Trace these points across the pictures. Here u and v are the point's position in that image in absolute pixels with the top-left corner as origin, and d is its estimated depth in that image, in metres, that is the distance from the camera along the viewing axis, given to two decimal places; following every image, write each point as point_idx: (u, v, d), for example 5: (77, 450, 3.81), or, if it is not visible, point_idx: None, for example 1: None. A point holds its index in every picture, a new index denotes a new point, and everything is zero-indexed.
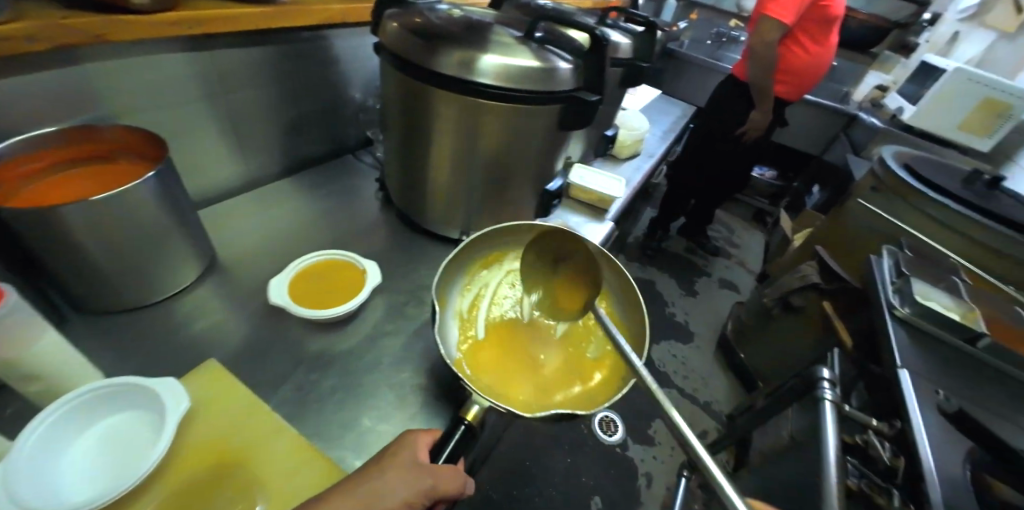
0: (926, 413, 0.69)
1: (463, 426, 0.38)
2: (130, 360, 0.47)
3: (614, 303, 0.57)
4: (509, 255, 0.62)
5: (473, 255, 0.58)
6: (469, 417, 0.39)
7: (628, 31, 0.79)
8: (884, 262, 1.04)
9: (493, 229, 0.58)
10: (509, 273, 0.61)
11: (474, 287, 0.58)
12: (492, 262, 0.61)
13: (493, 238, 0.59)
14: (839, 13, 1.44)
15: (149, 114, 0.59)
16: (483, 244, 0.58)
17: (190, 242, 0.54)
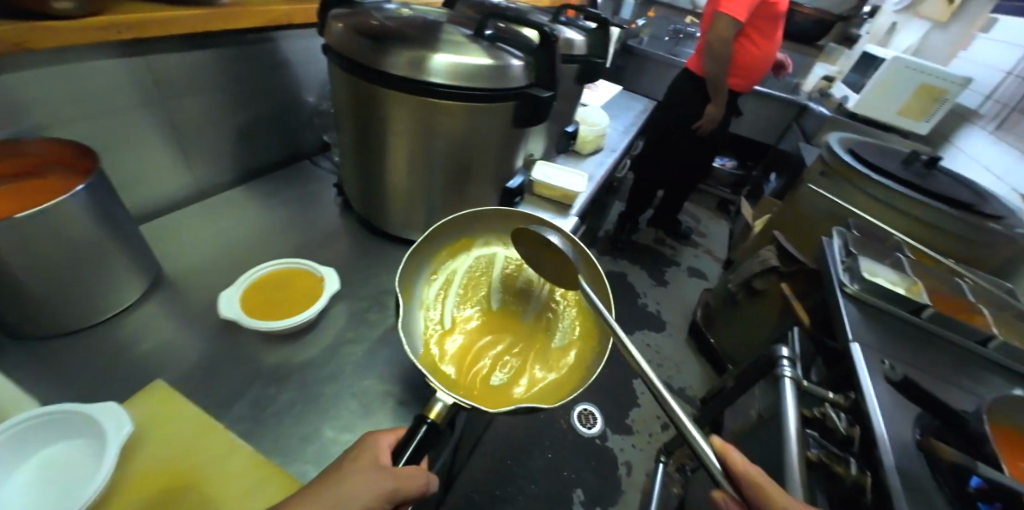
0: (876, 383, 0.73)
1: (426, 425, 0.38)
2: (65, 388, 0.44)
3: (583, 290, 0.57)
4: (477, 240, 0.61)
5: (440, 242, 0.57)
6: (432, 415, 0.38)
7: (581, 28, 0.81)
8: (834, 243, 1.10)
9: (458, 215, 0.57)
10: (478, 259, 0.60)
11: (442, 273, 0.57)
12: (460, 248, 0.60)
13: (460, 222, 0.58)
14: (783, 9, 1.51)
15: (81, 124, 0.55)
16: (450, 230, 0.57)
17: (131, 259, 0.51)
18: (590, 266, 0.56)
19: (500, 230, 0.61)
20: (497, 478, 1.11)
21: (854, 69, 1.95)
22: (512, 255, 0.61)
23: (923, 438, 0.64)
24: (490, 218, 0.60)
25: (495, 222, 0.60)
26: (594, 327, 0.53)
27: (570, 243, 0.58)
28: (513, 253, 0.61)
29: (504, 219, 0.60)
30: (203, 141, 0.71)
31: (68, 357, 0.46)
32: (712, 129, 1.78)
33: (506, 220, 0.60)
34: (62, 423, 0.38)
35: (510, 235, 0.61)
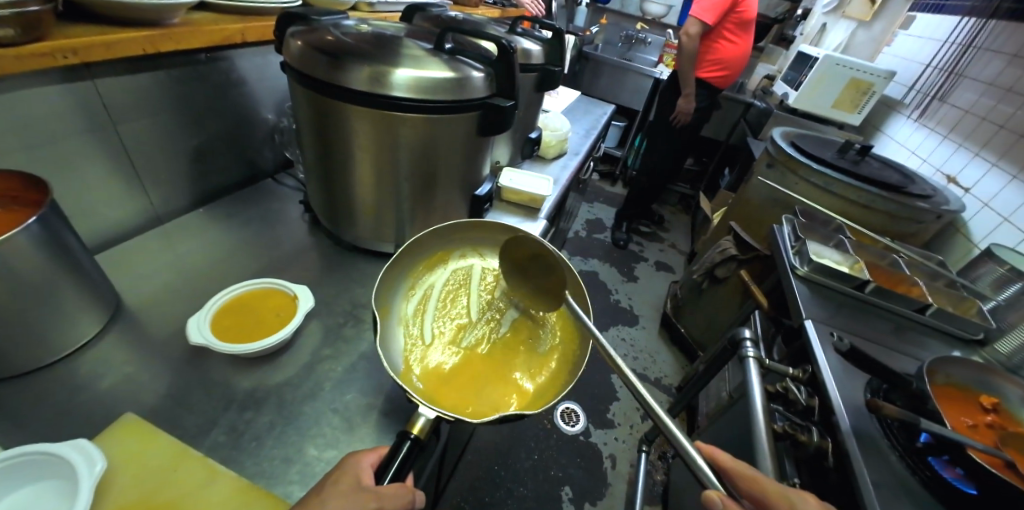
0: (827, 354, 0.79)
1: (409, 441, 0.38)
2: (21, 433, 0.42)
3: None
4: (454, 252, 0.62)
5: (416, 256, 0.58)
6: (415, 431, 0.39)
7: (538, 38, 0.84)
8: (784, 230, 1.17)
9: (432, 229, 0.58)
10: (455, 272, 0.61)
11: (419, 288, 0.58)
12: (436, 262, 0.61)
13: (435, 236, 0.59)
14: (751, 15, 1.73)
15: (23, 154, 0.52)
16: (426, 244, 0.58)
17: (86, 291, 0.49)
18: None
19: (475, 243, 0.63)
20: (486, 484, 1.11)
21: (791, 67, 2.10)
22: (489, 265, 0.63)
23: (872, 399, 0.71)
24: (463, 229, 0.61)
25: (471, 233, 0.62)
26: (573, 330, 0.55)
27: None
28: (490, 265, 0.63)
29: (478, 229, 0.61)
30: (157, 164, 0.69)
31: (20, 399, 0.44)
32: (687, 120, 1.94)
33: (480, 231, 0.62)
34: (26, 464, 0.36)
35: (486, 247, 0.63)
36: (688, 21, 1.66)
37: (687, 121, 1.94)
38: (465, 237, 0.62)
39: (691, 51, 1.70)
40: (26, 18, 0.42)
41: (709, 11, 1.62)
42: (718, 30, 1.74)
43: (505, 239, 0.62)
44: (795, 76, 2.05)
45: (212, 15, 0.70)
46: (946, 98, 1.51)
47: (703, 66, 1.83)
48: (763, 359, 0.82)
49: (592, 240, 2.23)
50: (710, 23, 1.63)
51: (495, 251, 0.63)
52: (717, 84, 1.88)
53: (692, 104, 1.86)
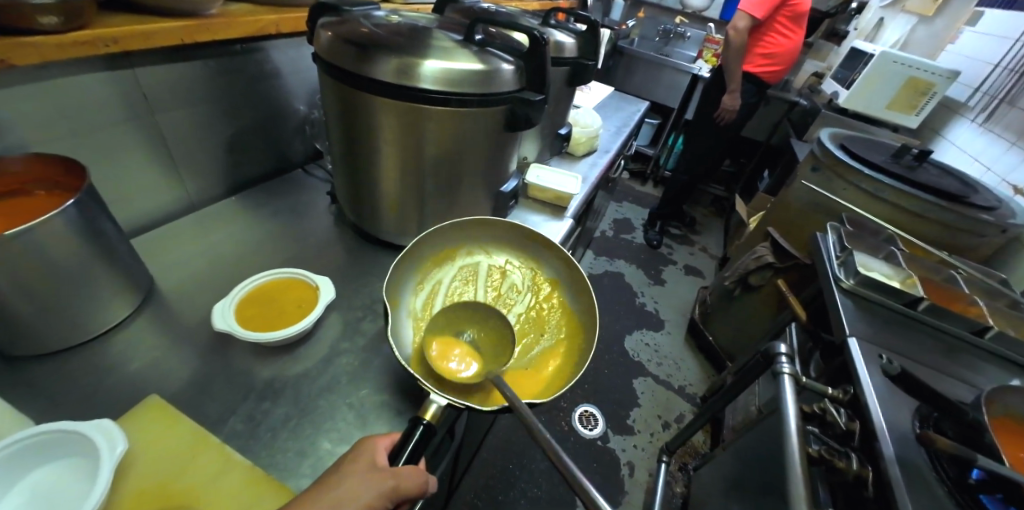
0: (872, 375, 0.73)
1: (422, 426, 0.37)
2: (59, 407, 0.44)
3: (566, 292, 0.58)
4: (460, 250, 0.60)
5: (424, 252, 0.57)
6: (428, 417, 0.38)
7: (572, 31, 0.80)
8: (829, 238, 1.09)
9: (439, 224, 0.57)
10: (462, 268, 0.60)
11: (427, 284, 0.57)
12: (444, 258, 0.59)
13: (443, 233, 0.58)
14: (806, 10, 1.62)
15: (64, 139, 0.55)
16: (434, 241, 0.57)
17: (119, 275, 0.50)
18: (572, 269, 0.57)
19: (482, 240, 0.61)
20: (500, 483, 1.11)
21: (842, 65, 1.96)
22: (496, 263, 0.61)
23: (922, 430, 0.65)
24: (472, 225, 0.60)
25: (477, 232, 0.60)
26: (578, 325, 0.55)
27: (550, 246, 0.60)
28: (496, 262, 0.61)
29: (483, 227, 0.61)
30: (194, 154, 0.71)
31: (56, 376, 0.46)
32: (732, 118, 1.85)
33: (486, 228, 0.61)
34: (58, 441, 0.38)
35: (492, 244, 0.62)
36: (735, 16, 1.59)
37: (730, 119, 1.84)
38: (473, 233, 0.60)
39: (735, 46, 1.62)
40: (67, 6, 0.43)
41: (759, 4, 1.54)
42: (769, 24, 1.65)
43: (511, 236, 0.61)
44: (846, 74, 1.91)
45: (249, 6, 0.71)
46: (1016, 102, 1.37)
47: (749, 61, 1.74)
48: (800, 376, 0.76)
49: (618, 240, 2.17)
50: (760, 17, 1.55)
51: (501, 249, 0.62)
52: (765, 81, 1.79)
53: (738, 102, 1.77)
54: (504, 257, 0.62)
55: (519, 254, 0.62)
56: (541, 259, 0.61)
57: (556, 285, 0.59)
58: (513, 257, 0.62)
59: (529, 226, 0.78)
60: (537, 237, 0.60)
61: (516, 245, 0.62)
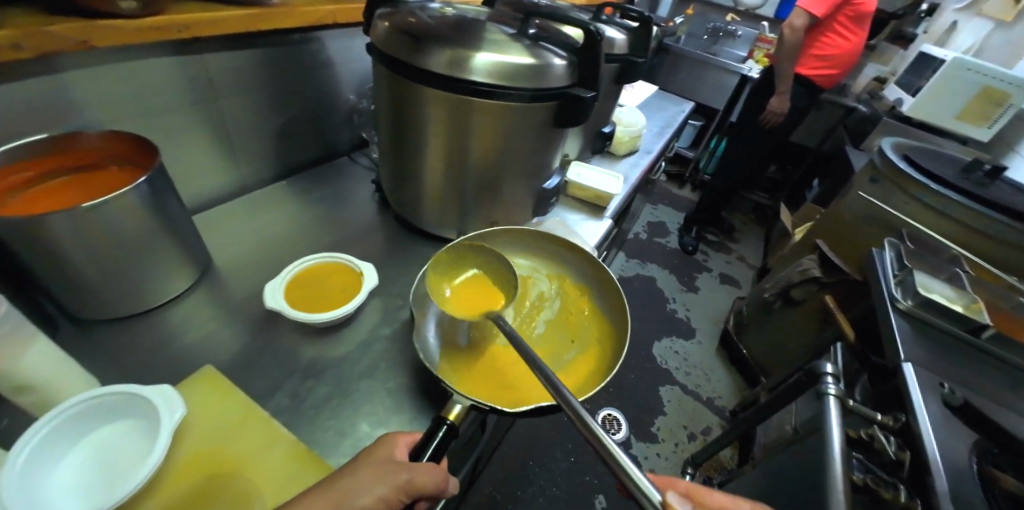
0: (929, 404, 0.68)
1: (445, 426, 0.37)
2: (124, 370, 0.47)
3: (596, 297, 0.60)
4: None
5: (454, 262, 0.59)
6: (451, 417, 0.38)
7: (623, 27, 0.78)
8: (886, 255, 1.02)
9: (471, 234, 0.60)
10: None
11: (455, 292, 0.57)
12: None
13: (472, 243, 0.60)
14: (870, 9, 1.52)
15: (135, 119, 0.58)
16: (463, 251, 0.60)
17: (181, 251, 0.53)
18: (600, 273, 0.60)
19: (510, 251, 0.64)
20: (519, 478, 1.11)
21: (908, 70, 1.82)
22: (524, 272, 0.63)
23: (982, 468, 0.61)
24: (501, 236, 0.63)
25: (506, 242, 0.63)
26: (609, 328, 0.56)
27: (575, 251, 0.63)
28: (523, 269, 0.63)
29: (511, 236, 0.64)
30: (250, 138, 0.74)
31: (121, 341, 0.49)
32: (777, 122, 1.77)
33: (514, 237, 0.64)
34: (120, 403, 0.40)
35: (519, 254, 0.65)
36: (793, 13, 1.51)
37: (777, 122, 1.76)
38: (501, 244, 0.63)
39: (791, 45, 1.53)
40: None
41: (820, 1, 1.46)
42: (827, 23, 1.56)
43: (537, 245, 0.65)
44: (913, 80, 1.78)
45: None
46: None
47: (804, 63, 1.65)
48: (846, 399, 0.72)
49: (652, 244, 2.12)
50: (820, 15, 1.48)
51: (527, 257, 0.65)
52: (818, 85, 1.69)
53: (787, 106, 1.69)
54: (532, 265, 0.64)
55: (545, 262, 0.65)
56: (568, 266, 0.64)
57: (584, 291, 0.61)
58: (539, 265, 0.64)
59: (567, 225, 0.77)
60: (562, 243, 0.64)
61: (542, 254, 0.65)
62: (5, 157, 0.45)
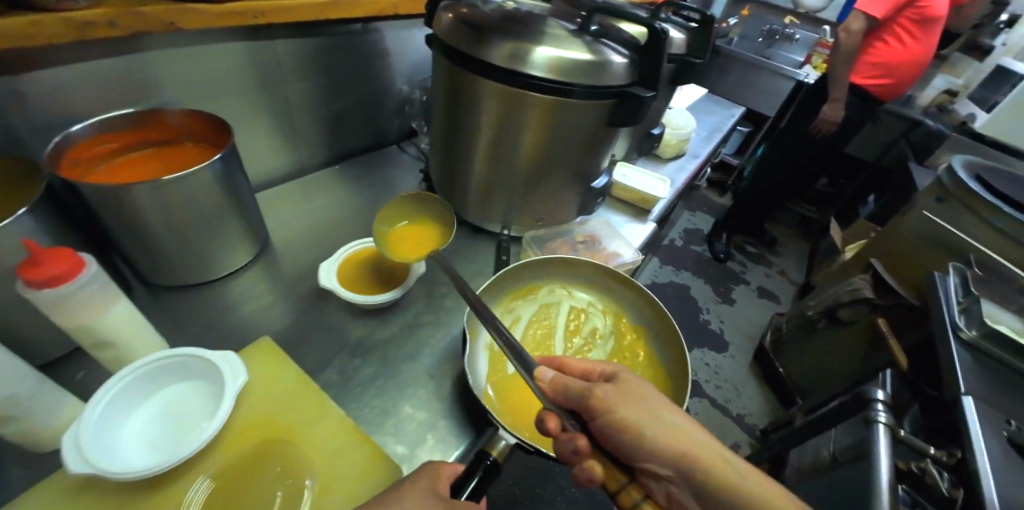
0: (991, 442, 0.63)
1: (486, 462, 0.36)
2: (192, 334, 0.51)
3: (653, 342, 0.59)
4: (542, 287, 0.63)
5: (507, 286, 0.60)
6: (493, 453, 0.37)
7: (682, 26, 0.75)
8: (950, 281, 0.96)
9: (525, 261, 0.60)
10: (543, 305, 0.62)
11: (507, 317, 0.59)
12: (526, 294, 0.62)
13: (527, 269, 0.61)
14: (941, 14, 1.39)
15: (205, 99, 0.61)
16: (516, 277, 0.61)
17: (245, 227, 0.56)
18: (662, 319, 0.58)
19: (565, 279, 0.64)
20: (540, 474, 1.12)
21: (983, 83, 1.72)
22: (578, 303, 0.63)
23: None
24: (557, 264, 0.62)
25: (562, 270, 0.63)
26: (666, 379, 0.55)
27: (634, 289, 0.61)
28: (578, 302, 0.63)
29: (569, 266, 0.63)
30: (308, 124, 0.77)
31: (188, 307, 0.53)
32: (829, 130, 1.64)
33: (571, 268, 0.63)
34: (185, 364, 0.43)
35: (574, 283, 0.64)
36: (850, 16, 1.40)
37: (830, 130, 1.64)
38: (557, 271, 0.63)
39: (848, 49, 1.43)
40: None
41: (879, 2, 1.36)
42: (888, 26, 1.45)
43: (595, 278, 0.63)
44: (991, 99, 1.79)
45: None
46: None
47: (860, 70, 1.55)
48: (898, 429, 0.68)
49: (687, 251, 2.06)
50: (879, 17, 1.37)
51: (583, 288, 0.64)
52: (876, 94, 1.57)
53: (842, 112, 1.57)
54: (587, 298, 0.63)
55: (603, 297, 0.63)
56: (626, 304, 0.62)
57: (642, 334, 0.60)
58: (595, 298, 0.63)
59: (611, 226, 0.78)
60: (623, 280, 0.61)
61: (600, 287, 0.63)
62: (96, 130, 0.49)
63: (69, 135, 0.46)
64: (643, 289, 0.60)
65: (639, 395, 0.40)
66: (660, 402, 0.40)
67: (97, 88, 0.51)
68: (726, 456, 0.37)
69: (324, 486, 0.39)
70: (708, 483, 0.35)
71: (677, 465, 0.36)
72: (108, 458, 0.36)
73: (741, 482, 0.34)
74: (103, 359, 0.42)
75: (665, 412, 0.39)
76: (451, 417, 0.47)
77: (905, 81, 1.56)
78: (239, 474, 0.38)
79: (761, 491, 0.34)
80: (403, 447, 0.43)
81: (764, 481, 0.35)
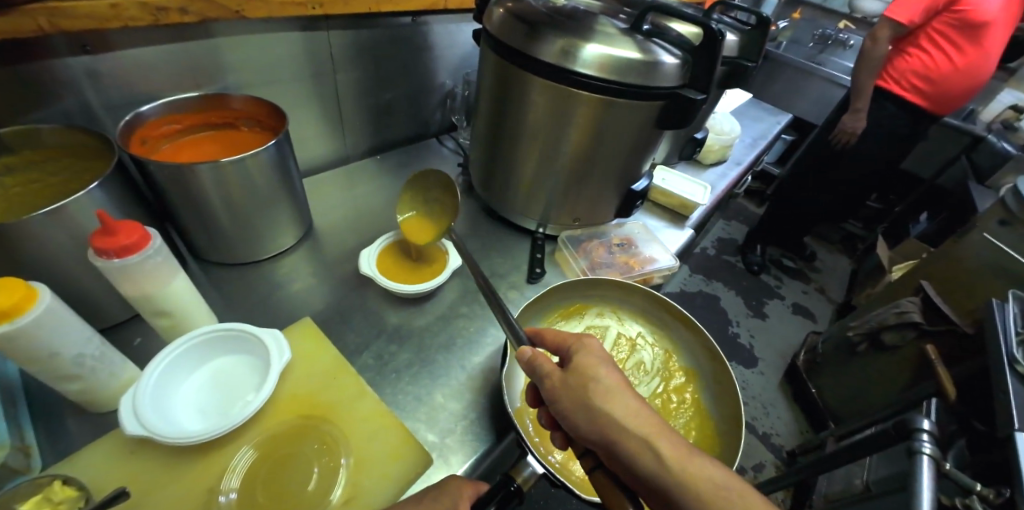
0: None
1: (512, 487, 0.36)
2: (239, 310, 0.53)
3: (703, 388, 0.57)
4: (591, 308, 0.63)
5: (555, 303, 0.61)
6: (519, 480, 0.37)
7: (734, 26, 0.73)
8: (1010, 310, 0.89)
9: (575, 280, 0.61)
10: (589, 327, 0.61)
11: None
12: (573, 313, 0.62)
13: (577, 288, 0.62)
14: (990, 18, 1.25)
15: (260, 87, 0.64)
16: (566, 294, 0.61)
17: (293, 210, 0.58)
18: (718, 366, 0.56)
19: (616, 304, 0.63)
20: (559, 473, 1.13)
21: None
22: (627, 332, 0.62)
23: None
24: (607, 287, 0.63)
25: (614, 294, 0.63)
26: (714, 434, 0.53)
27: (692, 329, 0.59)
28: (628, 331, 0.62)
29: (620, 290, 0.63)
30: (354, 114, 0.79)
31: (237, 286, 0.55)
32: (850, 140, 1.57)
33: (622, 292, 0.63)
34: (231, 338, 0.45)
35: (625, 311, 0.63)
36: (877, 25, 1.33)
37: (848, 141, 1.57)
38: (607, 294, 0.63)
39: (877, 56, 1.35)
40: None
41: (910, 7, 1.27)
42: (921, 32, 1.35)
43: (647, 308, 0.62)
44: None
45: None
46: None
47: (889, 76, 1.45)
48: (943, 462, 0.64)
49: (719, 261, 2.01)
50: (907, 22, 1.28)
51: (634, 318, 0.63)
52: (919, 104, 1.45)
53: (863, 123, 1.49)
54: (637, 328, 0.62)
55: (654, 331, 0.62)
56: (679, 343, 0.61)
57: (694, 379, 0.58)
58: (645, 330, 0.62)
59: (648, 231, 0.77)
60: (679, 317, 0.60)
61: (653, 319, 0.62)
62: (164, 111, 0.52)
63: (140, 114, 0.49)
64: (699, 331, 0.59)
65: (584, 381, 0.36)
66: (605, 385, 0.36)
67: (165, 71, 0.54)
68: (662, 443, 0.32)
69: (358, 468, 0.40)
70: (635, 467, 0.32)
71: (607, 450, 0.34)
72: (162, 419, 0.38)
73: (664, 472, 0.31)
74: (160, 328, 0.44)
75: (602, 399, 0.35)
76: (482, 409, 0.47)
77: (958, 90, 1.41)
78: (279, 448, 0.40)
79: (694, 484, 0.30)
80: (433, 436, 0.44)
81: (700, 474, 0.31)
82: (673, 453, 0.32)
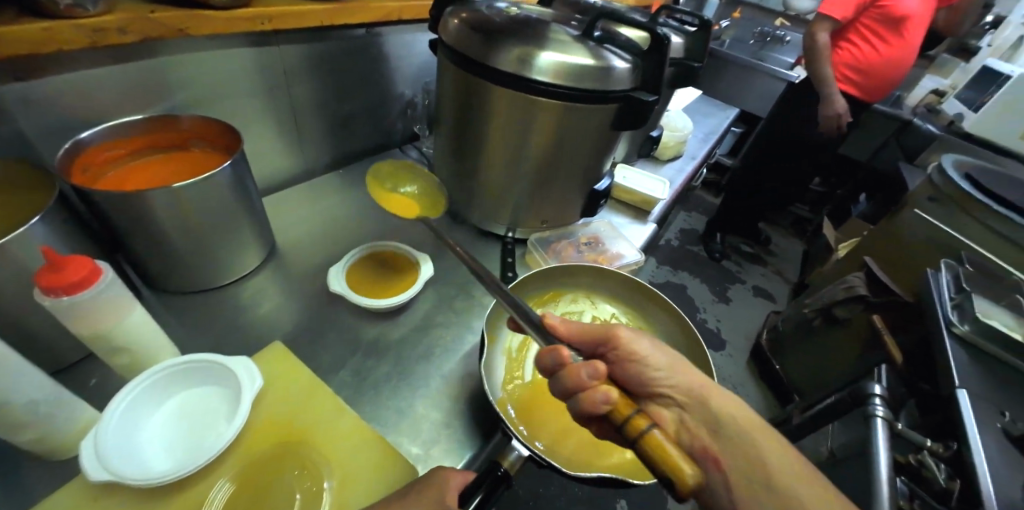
0: (983, 434, 0.65)
1: (499, 472, 0.37)
2: (202, 338, 0.51)
3: None
4: (566, 295, 0.65)
5: (530, 292, 0.62)
6: (505, 464, 0.38)
7: (680, 30, 0.77)
8: (942, 278, 0.99)
9: (547, 267, 0.63)
10: (564, 313, 0.63)
11: None
12: (548, 301, 0.64)
13: (550, 276, 0.64)
14: (907, 12, 1.37)
15: (210, 105, 0.62)
16: (539, 282, 0.63)
17: (254, 231, 0.56)
18: (690, 337, 0.58)
19: (590, 289, 0.65)
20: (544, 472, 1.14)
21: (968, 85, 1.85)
22: (601, 314, 0.63)
23: None
24: (580, 273, 0.65)
25: (586, 280, 0.65)
26: None
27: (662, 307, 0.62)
28: (602, 312, 0.63)
29: (592, 276, 0.65)
30: (312, 128, 0.77)
31: (199, 314, 0.53)
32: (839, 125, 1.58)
33: (595, 277, 0.65)
34: (199, 369, 0.43)
35: (599, 295, 0.65)
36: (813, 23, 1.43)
37: (839, 124, 1.57)
38: (580, 280, 0.65)
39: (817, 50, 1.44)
40: None
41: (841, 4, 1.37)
42: (850, 27, 1.47)
43: (619, 290, 0.65)
44: (977, 97, 1.80)
45: None
46: None
47: None
48: (894, 423, 0.70)
49: (685, 251, 2.09)
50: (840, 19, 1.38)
51: (608, 301, 0.65)
52: (853, 92, 1.57)
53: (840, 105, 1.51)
54: (611, 310, 0.64)
55: (629, 311, 0.64)
56: (652, 321, 0.62)
57: None
58: (620, 311, 0.64)
59: (614, 227, 0.80)
60: (650, 295, 0.63)
61: (627, 300, 0.64)
62: (106, 136, 0.49)
63: (79, 141, 0.46)
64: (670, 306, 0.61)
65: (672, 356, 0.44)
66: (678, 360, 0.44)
67: (105, 94, 0.51)
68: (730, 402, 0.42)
69: (342, 488, 0.39)
70: (716, 411, 0.39)
71: (688, 397, 0.41)
72: (126, 460, 0.36)
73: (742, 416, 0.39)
74: (116, 366, 0.42)
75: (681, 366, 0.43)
76: (463, 416, 0.47)
77: (887, 78, 1.54)
78: (257, 475, 0.39)
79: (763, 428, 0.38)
80: (417, 448, 0.44)
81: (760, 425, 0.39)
82: (742, 402, 0.40)
